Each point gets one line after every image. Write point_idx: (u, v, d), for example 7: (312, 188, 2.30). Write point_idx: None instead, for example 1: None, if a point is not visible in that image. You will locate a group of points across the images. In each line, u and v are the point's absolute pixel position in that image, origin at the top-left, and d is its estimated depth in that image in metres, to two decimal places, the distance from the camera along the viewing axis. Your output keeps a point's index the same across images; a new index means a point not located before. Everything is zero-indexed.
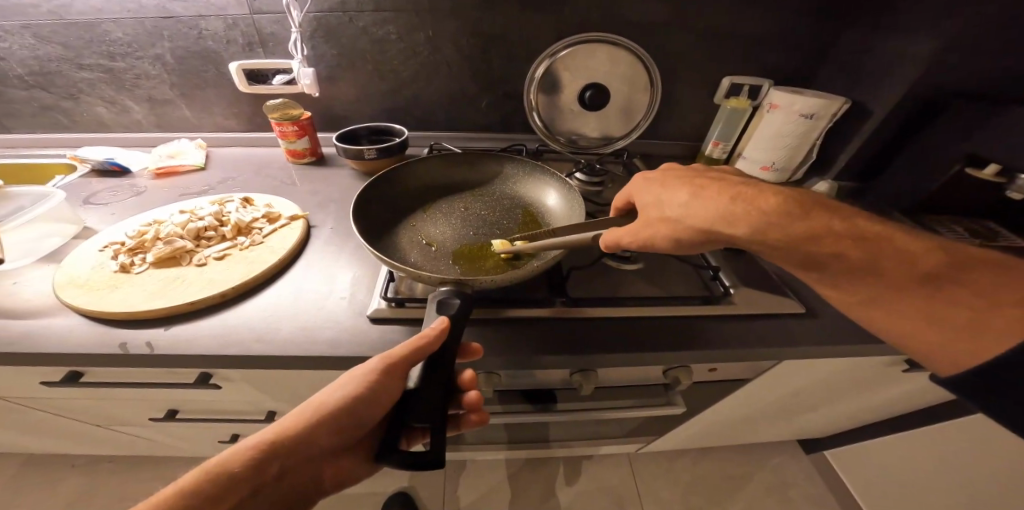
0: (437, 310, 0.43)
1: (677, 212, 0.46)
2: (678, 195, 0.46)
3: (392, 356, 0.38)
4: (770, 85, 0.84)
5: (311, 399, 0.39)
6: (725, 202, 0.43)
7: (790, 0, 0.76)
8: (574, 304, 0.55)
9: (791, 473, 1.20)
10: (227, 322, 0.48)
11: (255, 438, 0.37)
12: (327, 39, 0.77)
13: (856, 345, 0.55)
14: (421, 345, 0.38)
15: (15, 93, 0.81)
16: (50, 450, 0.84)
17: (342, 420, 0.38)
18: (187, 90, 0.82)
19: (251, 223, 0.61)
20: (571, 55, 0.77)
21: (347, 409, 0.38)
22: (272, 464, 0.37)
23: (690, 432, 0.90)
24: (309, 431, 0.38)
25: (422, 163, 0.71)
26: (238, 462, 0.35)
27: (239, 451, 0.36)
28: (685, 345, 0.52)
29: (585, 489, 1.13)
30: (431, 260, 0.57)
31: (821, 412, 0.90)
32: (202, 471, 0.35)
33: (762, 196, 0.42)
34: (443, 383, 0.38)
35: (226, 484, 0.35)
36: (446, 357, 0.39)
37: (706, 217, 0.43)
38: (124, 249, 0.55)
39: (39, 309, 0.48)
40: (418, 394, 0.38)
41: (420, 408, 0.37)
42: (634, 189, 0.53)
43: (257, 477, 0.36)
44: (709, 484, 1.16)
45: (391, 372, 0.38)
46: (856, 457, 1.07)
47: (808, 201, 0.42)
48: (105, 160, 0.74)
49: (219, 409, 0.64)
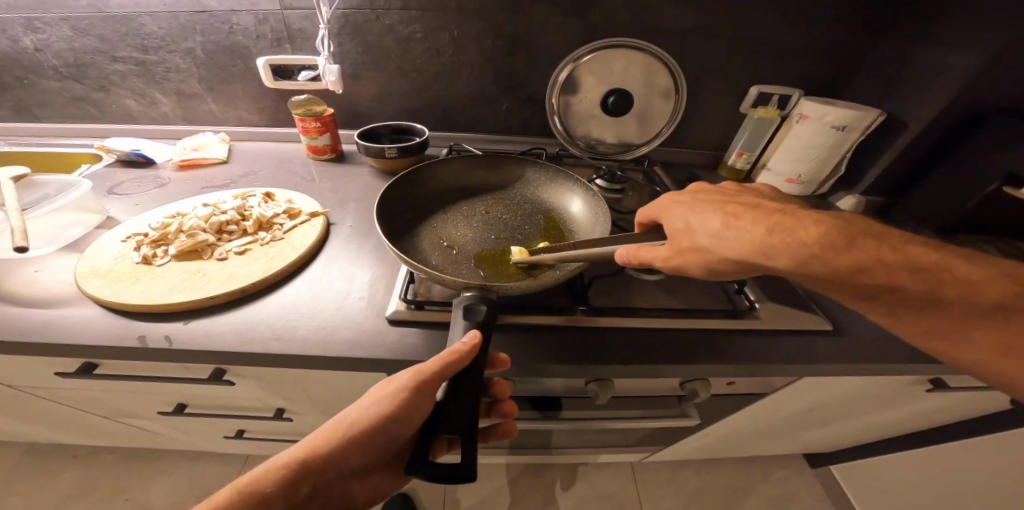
0: (464, 318, 0.41)
1: (706, 240, 0.43)
2: (711, 222, 0.43)
3: (423, 371, 0.36)
4: (800, 95, 0.81)
5: (343, 417, 0.38)
6: (764, 233, 0.41)
7: (827, 10, 0.75)
8: (595, 313, 0.53)
9: (795, 488, 1.17)
10: (246, 319, 0.47)
11: (287, 455, 0.36)
12: (355, 36, 0.77)
13: (888, 365, 0.53)
14: (453, 359, 0.37)
15: (48, 84, 0.82)
16: (55, 439, 0.84)
17: (374, 437, 0.37)
18: (214, 84, 0.82)
19: (273, 218, 0.60)
20: (596, 59, 0.75)
21: (379, 425, 0.37)
22: (305, 483, 0.35)
23: (697, 443, 0.88)
24: (341, 450, 0.36)
25: (444, 164, 0.70)
26: (272, 480, 0.34)
27: (271, 469, 0.35)
28: (710, 360, 0.50)
29: (586, 496, 1.10)
30: (452, 263, 0.56)
31: (832, 428, 0.87)
32: (235, 489, 0.34)
33: (804, 226, 0.40)
34: (474, 396, 0.37)
35: (262, 503, 0.34)
36: (477, 370, 0.38)
37: (743, 249, 0.41)
38: (147, 241, 0.54)
39: (60, 299, 0.48)
40: (448, 407, 0.36)
41: (451, 421, 0.35)
42: (657, 210, 0.49)
43: (291, 495, 0.35)
44: (713, 497, 1.13)
45: (422, 388, 0.37)
46: (865, 474, 1.04)
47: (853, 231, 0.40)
48: (131, 151, 0.74)
49: (228, 405, 0.63)
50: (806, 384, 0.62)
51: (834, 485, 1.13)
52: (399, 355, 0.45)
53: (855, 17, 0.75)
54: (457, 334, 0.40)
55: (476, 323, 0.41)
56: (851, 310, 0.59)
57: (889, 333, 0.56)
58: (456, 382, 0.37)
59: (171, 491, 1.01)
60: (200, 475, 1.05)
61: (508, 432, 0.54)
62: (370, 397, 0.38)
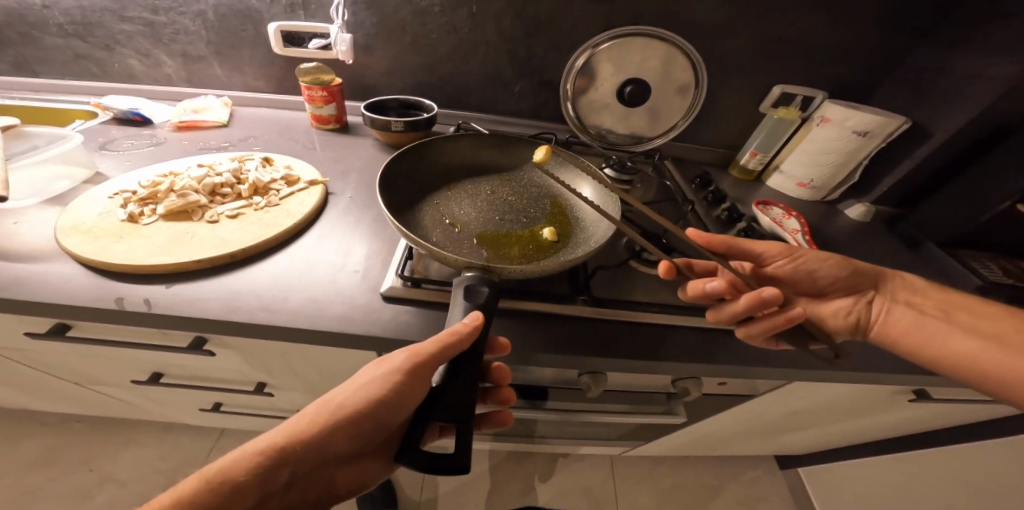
0: (465, 298, 0.38)
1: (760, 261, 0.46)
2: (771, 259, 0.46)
3: (419, 352, 0.34)
4: (824, 97, 0.78)
5: (330, 399, 0.35)
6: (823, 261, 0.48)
7: (860, 10, 0.72)
8: (598, 304, 0.49)
9: (771, 490, 1.16)
10: (231, 285, 0.44)
11: (265, 439, 0.33)
12: (370, 6, 0.74)
13: (896, 374, 0.51)
14: (452, 342, 0.34)
15: (51, 41, 0.79)
16: (26, 404, 0.80)
17: (362, 423, 0.34)
18: (222, 48, 0.79)
19: (270, 184, 0.57)
20: (617, 46, 0.72)
21: (368, 410, 0.34)
22: (282, 471, 0.33)
23: (679, 440, 0.85)
24: (324, 436, 0.34)
25: (451, 142, 0.67)
26: (246, 466, 0.32)
27: (247, 454, 0.32)
28: (707, 358, 0.48)
29: (562, 488, 1.07)
30: (453, 242, 0.53)
31: (808, 432, 0.86)
32: (204, 477, 0.32)
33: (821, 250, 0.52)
34: (472, 382, 0.34)
35: (232, 491, 0.31)
36: (476, 356, 0.35)
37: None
38: (135, 198, 0.51)
39: (36, 253, 0.45)
40: (444, 393, 0.34)
41: (445, 408, 0.33)
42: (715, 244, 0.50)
43: (267, 483, 0.32)
44: (693, 497, 1.11)
45: (417, 372, 0.34)
46: (839, 482, 1.03)
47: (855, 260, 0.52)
48: (129, 110, 0.72)
49: (206, 376, 0.60)
50: (793, 389, 0.61)
51: (802, 489, 1.13)
52: (391, 331, 0.42)
53: (889, 20, 0.73)
54: (457, 315, 0.38)
55: (478, 305, 0.38)
56: None
57: None
58: (454, 367, 0.35)
59: (142, 465, 0.99)
60: (173, 449, 1.02)
61: (504, 421, 0.52)
62: (360, 380, 0.35)
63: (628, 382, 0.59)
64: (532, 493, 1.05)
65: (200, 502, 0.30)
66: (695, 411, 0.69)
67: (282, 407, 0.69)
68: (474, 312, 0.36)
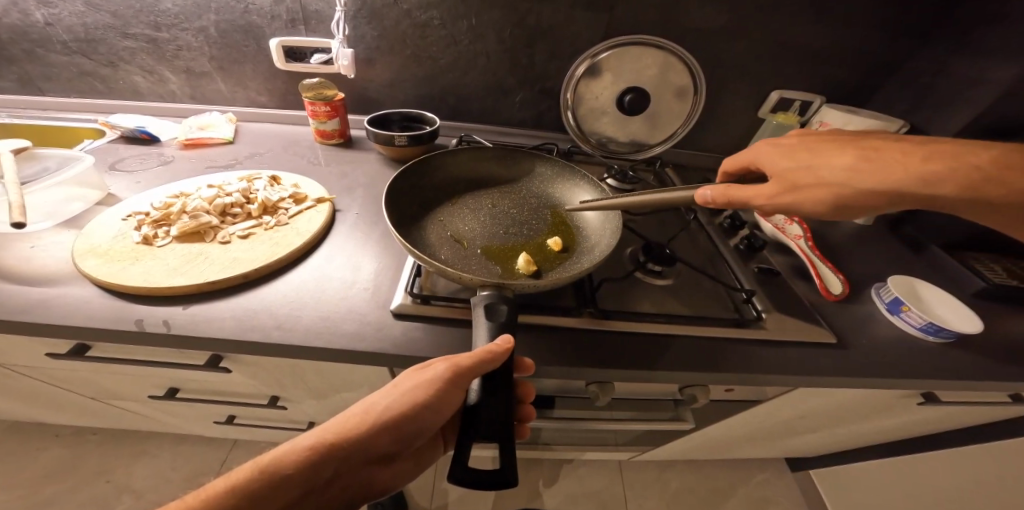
0: (486, 317, 0.40)
1: (811, 165, 0.42)
2: (834, 161, 0.42)
3: (461, 364, 0.35)
4: (822, 102, 0.82)
5: (373, 402, 0.36)
6: (885, 167, 0.40)
7: (859, 15, 0.72)
8: (604, 316, 0.51)
9: (776, 491, 1.17)
10: (250, 305, 0.46)
11: (311, 436, 0.34)
12: (370, 20, 0.75)
13: (896, 379, 0.52)
14: (491, 356, 0.36)
15: (55, 58, 0.80)
16: (41, 419, 0.82)
17: (405, 426, 0.36)
18: (225, 63, 0.80)
19: (278, 203, 0.59)
20: (616, 56, 0.72)
21: (413, 413, 0.35)
22: (328, 468, 0.33)
23: (685, 446, 0.87)
24: (370, 437, 0.35)
25: (452, 155, 0.68)
26: (294, 461, 0.32)
27: (296, 450, 0.33)
28: (715, 367, 0.49)
29: (570, 492, 1.09)
30: (461, 258, 0.54)
31: (813, 436, 0.87)
32: (256, 467, 0.32)
33: (865, 154, 0.41)
34: (508, 398, 0.36)
35: (278, 486, 0.32)
36: (507, 370, 0.37)
37: (869, 186, 0.40)
38: (148, 220, 0.53)
39: (55, 277, 0.46)
40: (483, 403, 0.35)
41: (486, 420, 0.34)
42: (756, 156, 0.48)
43: (314, 478, 0.33)
44: (699, 499, 1.12)
45: (458, 380, 0.35)
46: (850, 484, 1.04)
47: (915, 155, 0.40)
48: (136, 128, 0.73)
49: (221, 391, 0.61)
50: (794, 396, 0.62)
51: (813, 490, 1.13)
52: (402, 349, 0.43)
53: (886, 24, 0.73)
54: (482, 336, 0.39)
55: (501, 323, 0.39)
56: (854, 324, 0.58)
57: (893, 349, 0.55)
58: (489, 378, 0.37)
59: (155, 475, 1.00)
60: (184, 459, 1.04)
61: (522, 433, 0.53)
62: (402, 385, 0.36)
63: (634, 390, 0.60)
64: (540, 498, 1.07)
65: (253, 493, 0.31)
66: (704, 416, 0.70)
67: (296, 420, 0.71)
68: (502, 334, 0.38)
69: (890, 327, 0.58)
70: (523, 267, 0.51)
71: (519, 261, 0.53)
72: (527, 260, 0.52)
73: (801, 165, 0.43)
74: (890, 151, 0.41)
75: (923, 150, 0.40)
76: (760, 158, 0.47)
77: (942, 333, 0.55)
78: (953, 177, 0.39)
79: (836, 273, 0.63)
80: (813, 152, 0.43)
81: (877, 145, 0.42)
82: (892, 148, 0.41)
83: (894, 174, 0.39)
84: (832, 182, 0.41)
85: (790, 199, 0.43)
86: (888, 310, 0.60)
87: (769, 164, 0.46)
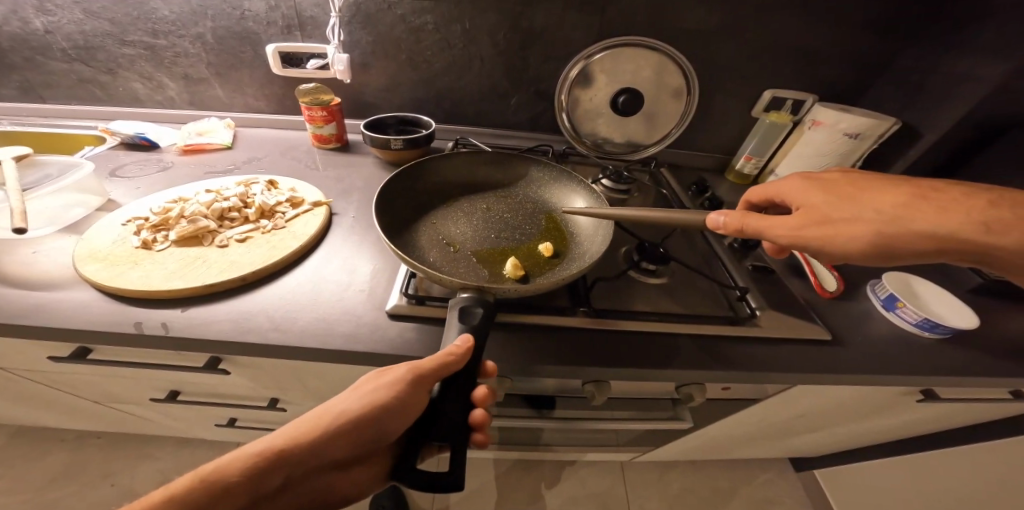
0: (460, 319, 0.41)
1: (845, 204, 0.43)
2: (883, 200, 0.43)
3: (421, 367, 0.36)
4: (814, 100, 0.80)
5: (328, 408, 0.37)
6: (943, 212, 0.41)
7: (848, 14, 0.73)
8: (598, 315, 0.51)
9: (780, 491, 1.17)
10: (247, 307, 0.46)
11: (260, 443, 0.35)
12: (365, 26, 0.76)
13: (890, 375, 0.52)
14: (450, 359, 0.37)
15: (55, 65, 0.81)
16: (45, 423, 0.83)
17: (361, 431, 0.36)
18: (222, 69, 0.81)
19: (275, 207, 0.59)
20: (608, 58, 0.73)
21: (369, 417, 0.36)
22: (275, 475, 0.34)
23: (686, 446, 0.87)
24: (320, 442, 0.35)
25: (446, 160, 0.69)
26: (240, 468, 0.33)
27: (242, 457, 0.34)
28: (708, 365, 0.49)
29: (572, 494, 1.09)
30: (452, 262, 0.54)
31: (814, 435, 0.87)
32: (199, 477, 0.33)
33: (899, 198, 0.43)
34: (462, 404, 0.38)
35: (222, 493, 0.33)
36: (467, 372, 0.39)
37: (920, 227, 0.41)
38: (148, 225, 0.54)
39: (55, 281, 0.47)
40: (442, 407, 0.37)
41: (441, 425, 0.36)
42: (790, 187, 0.48)
43: (262, 485, 0.34)
44: (701, 499, 1.12)
45: (415, 386, 0.36)
46: (853, 483, 1.04)
47: (943, 203, 0.42)
48: (135, 135, 0.74)
49: (221, 394, 0.62)
50: (792, 395, 0.63)
51: (817, 490, 1.13)
52: (397, 349, 0.44)
53: (876, 23, 0.74)
54: (451, 335, 0.40)
55: (473, 326, 0.40)
56: (850, 321, 0.59)
57: (888, 345, 0.56)
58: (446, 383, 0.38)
59: (158, 478, 1.01)
60: (187, 463, 1.04)
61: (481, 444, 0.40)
62: (359, 391, 0.37)
63: (632, 389, 0.61)
64: (542, 499, 1.07)
65: (198, 500, 0.32)
66: (702, 415, 0.71)
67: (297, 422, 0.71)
68: (467, 333, 0.39)
69: (886, 324, 0.59)
70: (512, 271, 0.52)
71: (508, 265, 0.53)
72: (515, 264, 0.53)
73: (836, 201, 0.44)
74: (924, 198, 0.42)
75: (952, 199, 0.42)
76: (787, 192, 0.48)
77: (937, 329, 0.55)
78: (979, 229, 0.41)
79: (830, 270, 0.65)
80: (858, 189, 0.44)
81: (913, 189, 0.43)
82: (925, 193, 0.43)
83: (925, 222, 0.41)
84: (876, 219, 0.42)
85: (819, 232, 0.43)
86: (883, 307, 0.60)
87: (801, 197, 0.46)
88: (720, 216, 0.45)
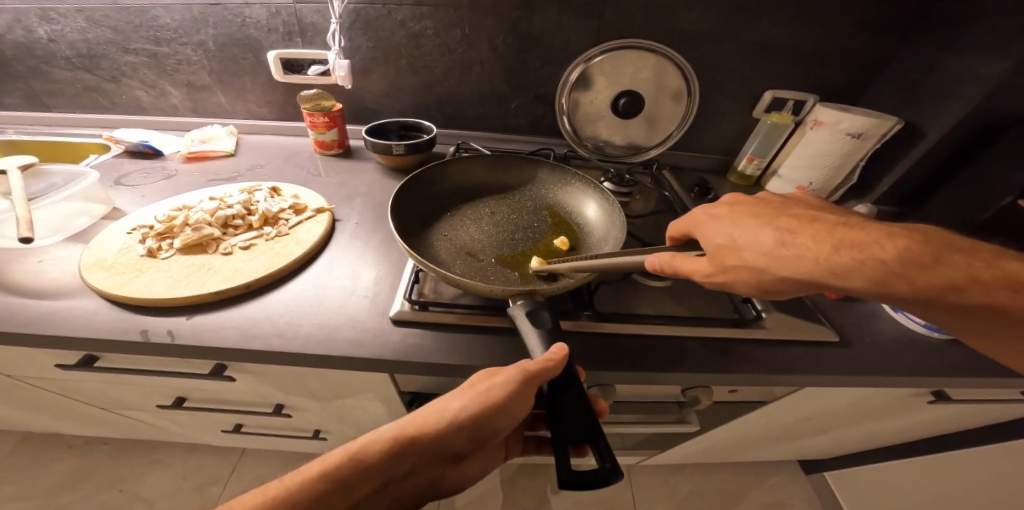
0: (534, 325, 0.40)
1: (748, 243, 0.41)
2: (764, 239, 0.41)
3: (530, 368, 0.35)
4: (815, 101, 0.80)
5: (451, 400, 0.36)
6: (828, 251, 0.38)
7: (847, 14, 0.73)
8: (602, 319, 0.52)
9: (789, 494, 1.16)
10: (252, 315, 0.47)
11: (393, 427, 0.35)
12: (364, 31, 0.76)
13: (897, 376, 0.52)
14: (553, 365, 0.36)
15: (59, 73, 0.81)
16: (52, 430, 0.83)
17: (480, 428, 0.36)
18: (224, 76, 0.82)
19: (279, 214, 0.60)
20: (607, 61, 0.73)
21: (485, 414, 0.35)
22: (407, 458, 0.34)
23: (692, 450, 0.87)
24: (447, 434, 0.35)
25: (455, 164, 0.69)
26: (380, 452, 0.33)
27: (380, 439, 0.34)
28: (714, 367, 0.49)
29: (579, 498, 1.09)
30: (464, 265, 0.55)
31: (823, 437, 0.87)
32: (345, 453, 0.33)
33: (806, 236, 0.39)
34: (585, 404, 0.36)
35: (364, 471, 0.33)
36: (573, 377, 0.37)
37: (798, 273, 0.39)
38: (153, 233, 0.54)
39: (62, 290, 0.47)
40: (565, 406, 0.35)
41: (567, 423, 0.35)
42: (691, 224, 0.47)
43: (395, 467, 0.34)
44: (709, 502, 1.12)
45: (527, 386, 0.36)
46: (863, 486, 1.03)
47: (844, 240, 0.38)
48: (139, 142, 0.74)
49: (228, 400, 0.62)
50: (799, 397, 0.63)
51: (828, 492, 1.13)
52: (401, 354, 0.44)
53: (876, 22, 0.74)
54: (536, 343, 0.39)
55: (549, 329, 0.40)
56: (856, 322, 0.59)
57: (895, 346, 0.55)
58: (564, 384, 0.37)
59: (165, 484, 1.01)
60: (194, 468, 1.05)
61: None
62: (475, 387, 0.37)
63: (638, 393, 0.61)
64: (548, 503, 1.07)
65: (342, 477, 0.32)
66: (708, 418, 0.71)
67: (303, 428, 0.72)
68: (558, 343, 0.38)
69: (893, 325, 0.59)
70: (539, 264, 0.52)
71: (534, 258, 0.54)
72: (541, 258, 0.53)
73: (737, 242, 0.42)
74: (830, 234, 0.39)
75: (859, 235, 0.38)
76: (698, 224, 0.46)
77: (946, 330, 0.56)
78: (886, 270, 0.36)
79: None
80: (750, 225, 0.42)
81: (821, 225, 0.40)
82: (834, 229, 0.39)
83: (824, 264, 0.38)
84: (771, 260, 0.40)
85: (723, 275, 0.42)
86: (891, 307, 0.60)
87: (702, 234, 0.45)
88: (641, 261, 0.44)
